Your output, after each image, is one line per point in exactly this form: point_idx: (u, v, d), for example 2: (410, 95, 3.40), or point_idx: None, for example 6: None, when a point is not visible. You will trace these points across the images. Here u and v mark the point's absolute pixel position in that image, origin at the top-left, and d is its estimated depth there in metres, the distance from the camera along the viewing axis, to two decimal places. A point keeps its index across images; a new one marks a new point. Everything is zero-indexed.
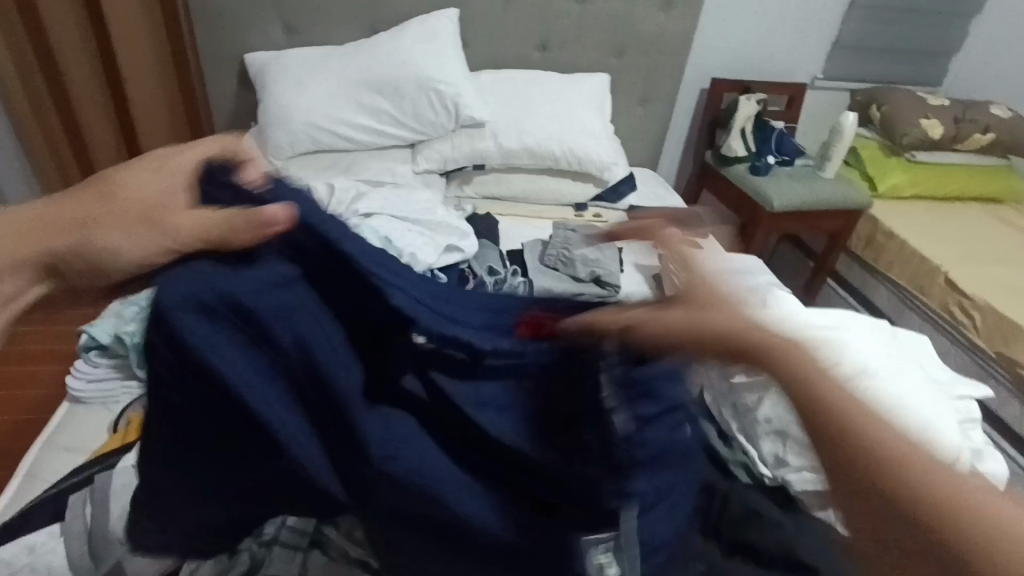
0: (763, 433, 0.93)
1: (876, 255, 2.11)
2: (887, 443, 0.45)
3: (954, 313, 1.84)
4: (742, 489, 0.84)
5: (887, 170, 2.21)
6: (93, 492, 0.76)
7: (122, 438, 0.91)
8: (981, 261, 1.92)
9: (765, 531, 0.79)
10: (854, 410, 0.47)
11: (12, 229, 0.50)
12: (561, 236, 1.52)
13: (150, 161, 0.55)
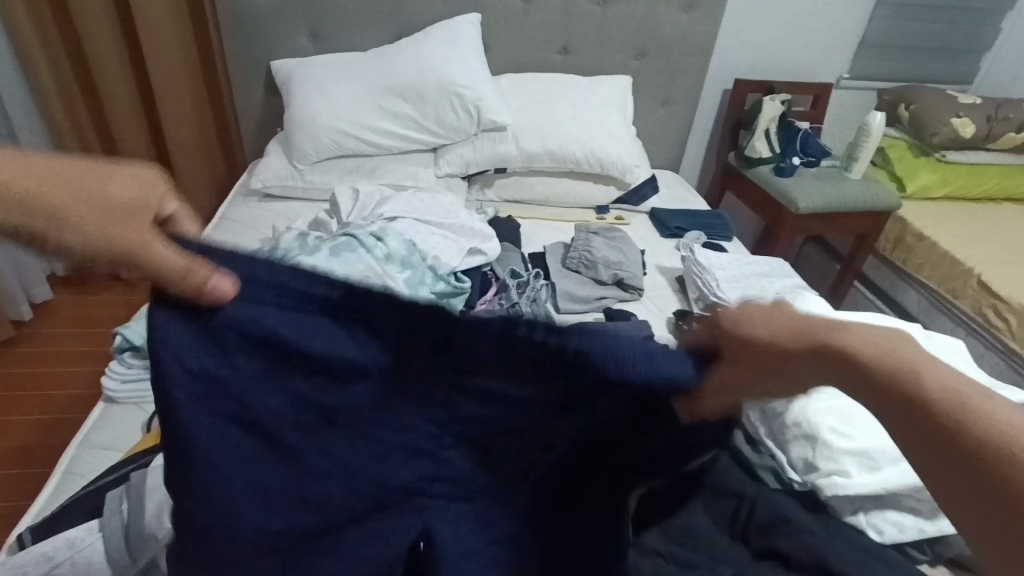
0: (792, 437, 0.89)
1: (905, 257, 2.07)
2: (997, 415, 0.43)
3: (988, 316, 1.79)
4: (771, 495, 0.85)
5: (917, 171, 2.16)
6: (128, 491, 0.78)
7: (156, 436, 0.94)
8: (1017, 262, 1.87)
9: (794, 536, 0.80)
10: (958, 389, 0.45)
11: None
12: (584, 239, 1.52)
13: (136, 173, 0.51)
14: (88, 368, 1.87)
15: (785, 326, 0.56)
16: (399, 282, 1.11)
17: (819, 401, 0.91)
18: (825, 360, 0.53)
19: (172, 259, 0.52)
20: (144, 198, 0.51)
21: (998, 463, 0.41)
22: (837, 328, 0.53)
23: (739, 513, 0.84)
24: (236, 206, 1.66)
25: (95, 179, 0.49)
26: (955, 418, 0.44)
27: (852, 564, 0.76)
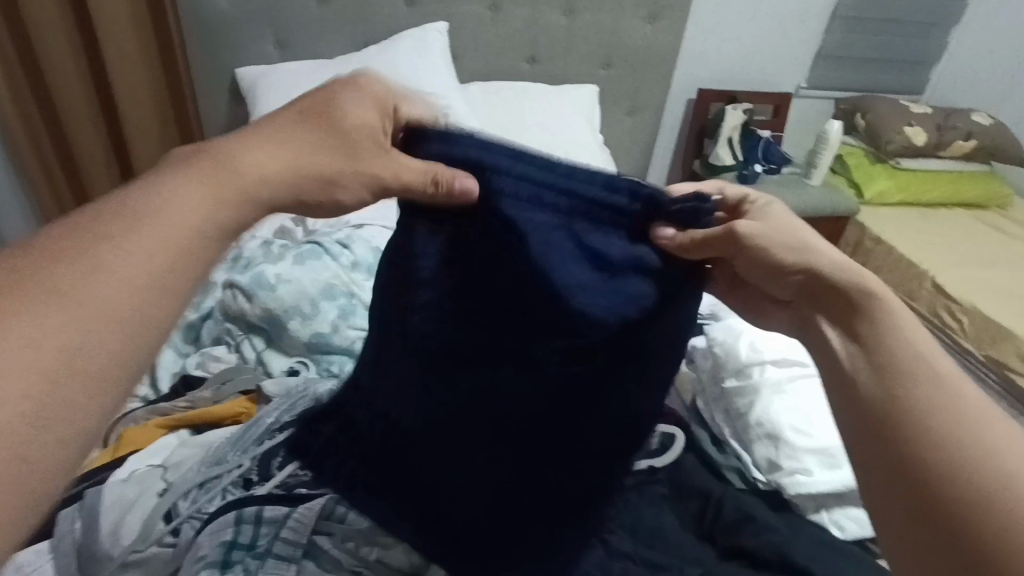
0: (755, 437, 0.89)
1: (864, 261, 2.14)
2: (971, 405, 0.48)
3: (942, 317, 1.86)
4: (736, 494, 0.87)
5: (873, 177, 2.25)
6: (83, 509, 0.80)
7: (115, 451, 0.93)
8: (968, 265, 1.95)
9: (760, 534, 0.81)
10: (973, 397, 0.49)
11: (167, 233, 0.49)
12: None
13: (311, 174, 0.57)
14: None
15: (801, 249, 0.61)
16: (367, 290, 1.13)
17: (779, 402, 0.90)
18: (810, 291, 0.59)
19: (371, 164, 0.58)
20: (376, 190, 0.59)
21: (915, 430, 0.47)
22: (861, 275, 0.58)
23: (706, 512, 0.87)
24: None
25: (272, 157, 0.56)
26: (906, 414, 0.48)
27: (815, 559, 0.78)
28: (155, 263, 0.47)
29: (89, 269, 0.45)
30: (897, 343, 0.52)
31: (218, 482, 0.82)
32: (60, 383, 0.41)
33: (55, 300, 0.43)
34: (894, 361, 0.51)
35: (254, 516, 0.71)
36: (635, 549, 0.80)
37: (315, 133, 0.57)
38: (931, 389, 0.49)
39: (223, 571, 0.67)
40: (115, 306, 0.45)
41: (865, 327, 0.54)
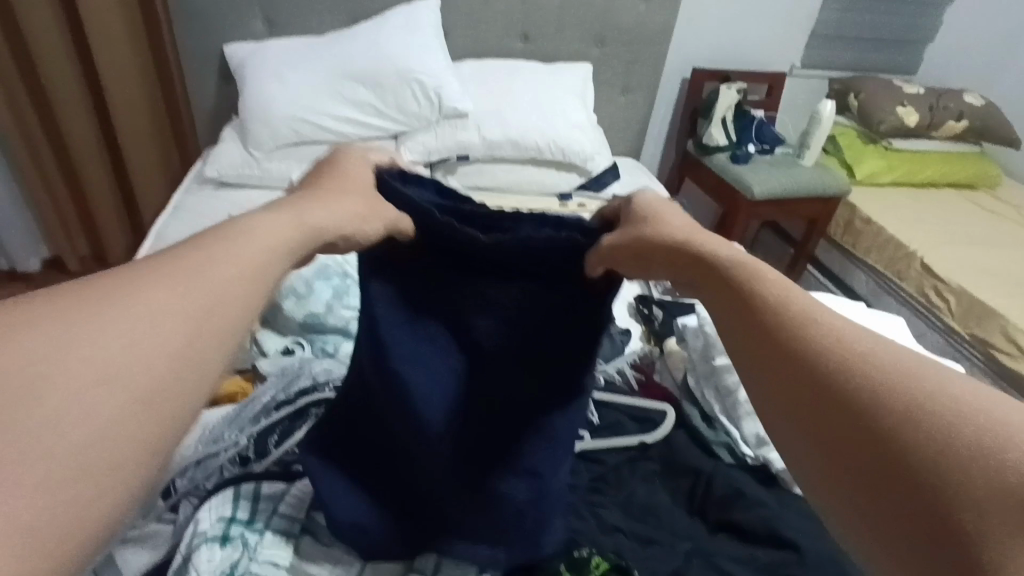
0: (745, 414, 0.91)
1: (854, 241, 2.16)
2: (906, 363, 0.40)
3: (930, 296, 1.88)
4: (726, 470, 0.89)
5: (864, 158, 2.25)
6: None
7: None
8: (956, 245, 1.97)
9: (751, 511, 0.83)
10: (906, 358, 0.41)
11: (254, 254, 0.46)
12: None
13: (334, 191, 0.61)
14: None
15: (663, 222, 0.61)
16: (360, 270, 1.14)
17: None
18: (681, 256, 0.57)
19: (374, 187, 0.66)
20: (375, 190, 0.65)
21: (860, 402, 0.38)
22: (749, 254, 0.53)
23: (696, 489, 0.89)
24: (188, 196, 1.63)
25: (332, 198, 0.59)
26: (844, 384, 0.40)
27: (803, 533, 0.80)
28: (249, 292, 0.44)
29: (187, 282, 0.41)
30: (809, 310, 0.45)
31: (215, 459, 0.83)
32: (162, 405, 0.37)
33: (151, 305, 0.39)
34: (807, 328, 0.44)
35: (252, 493, 0.72)
36: (627, 526, 0.83)
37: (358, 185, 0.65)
38: (794, 316, 0.45)
39: (223, 545, 0.66)
40: (207, 326, 0.41)
41: (722, 283, 0.51)
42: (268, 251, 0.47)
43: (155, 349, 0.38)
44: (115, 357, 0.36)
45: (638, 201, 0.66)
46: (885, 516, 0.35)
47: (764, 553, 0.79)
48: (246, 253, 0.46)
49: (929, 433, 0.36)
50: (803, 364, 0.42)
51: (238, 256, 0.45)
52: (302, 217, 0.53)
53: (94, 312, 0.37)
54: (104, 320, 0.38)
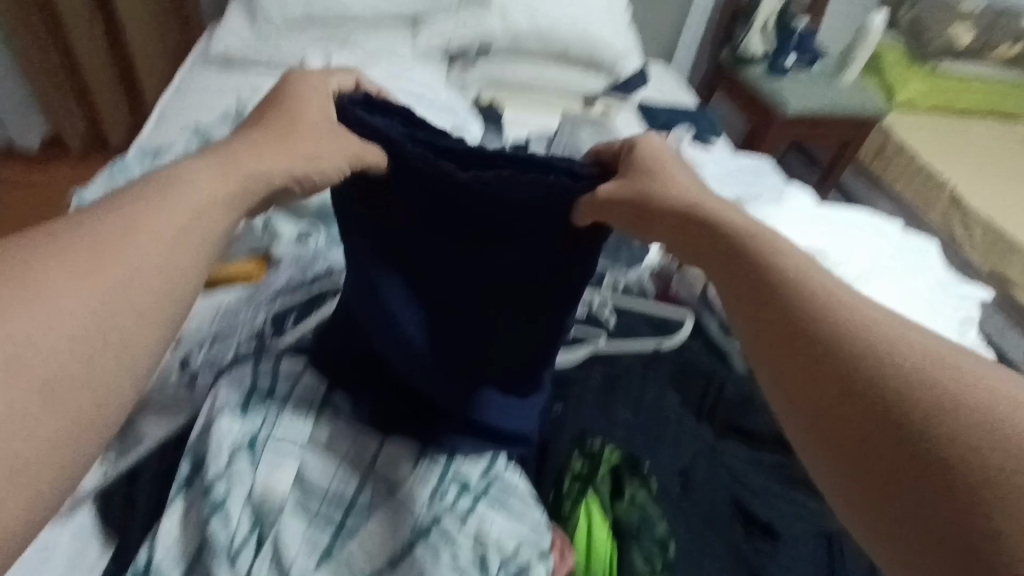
0: None
1: (883, 168, 2.08)
2: (908, 347, 0.44)
3: (953, 229, 1.84)
4: (739, 379, 0.91)
5: (907, 80, 2.12)
6: None
7: None
8: (989, 177, 1.90)
9: (759, 415, 0.86)
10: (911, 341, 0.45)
11: (197, 206, 0.52)
12: (569, 129, 1.50)
13: (281, 133, 0.61)
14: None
15: (676, 188, 0.62)
16: None
17: None
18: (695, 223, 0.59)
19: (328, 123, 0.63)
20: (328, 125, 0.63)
21: (863, 388, 0.43)
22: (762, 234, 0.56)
23: (708, 395, 0.91)
24: (193, 74, 1.54)
25: (279, 140, 0.61)
26: (848, 370, 0.44)
27: None
28: (174, 260, 0.49)
29: (112, 254, 0.46)
30: (815, 297, 0.49)
31: (233, 337, 0.83)
32: (106, 329, 0.44)
33: (77, 276, 0.44)
34: (812, 316, 0.48)
35: (272, 367, 0.72)
36: (636, 423, 0.85)
37: (305, 114, 0.63)
38: (808, 300, 0.49)
39: (245, 413, 0.67)
40: (163, 271, 0.48)
41: (740, 260, 0.54)
42: (213, 201, 0.53)
43: (73, 321, 0.43)
44: (58, 310, 0.43)
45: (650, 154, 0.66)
46: (882, 494, 0.40)
47: (768, 455, 0.83)
48: (192, 206, 0.52)
49: (923, 393, 0.41)
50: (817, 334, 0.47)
51: (181, 207, 0.51)
52: (244, 165, 0.57)
53: (22, 287, 0.42)
54: (53, 266, 0.44)
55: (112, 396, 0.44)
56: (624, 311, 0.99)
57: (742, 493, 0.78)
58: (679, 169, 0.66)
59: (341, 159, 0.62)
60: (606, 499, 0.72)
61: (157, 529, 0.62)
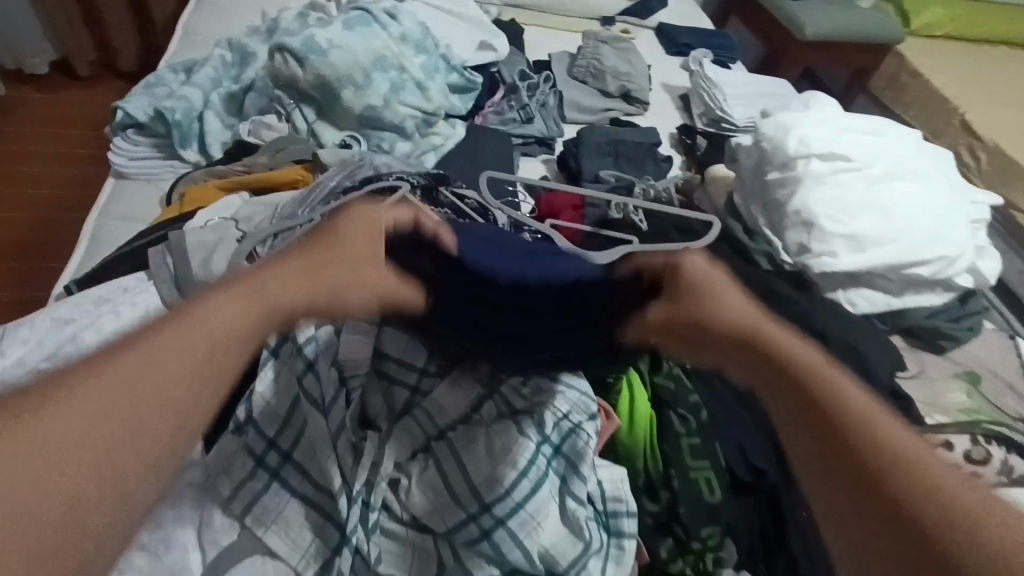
0: (791, 224, 0.94)
1: (895, 96, 2.09)
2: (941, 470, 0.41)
3: (962, 155, 1.86)
4: (764, 275, 0.95)
5: (925, 6, 2.11)
6: (171, 247, 0.86)
7: (180, 208, 0.99)
8: (999, 104, 1.92)
9: (786, 307, 0.90)
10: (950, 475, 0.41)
11: (204, 347, 0.44)
12: (592, 46, 1.53)
13: (308, 260, 0.51)
14: (74, 173, 1.88)
15: (739, 313, 0.50)
16: (415, 66, 1.13)
17: (823, 191, 0.92)
18: (755, 357, 0.48)
19: (359, 246, 0.54)
20: (368, 244, 0.54)
21: (907, 504, 0.39)
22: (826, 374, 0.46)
23: None
24: None
25: (331, 248, 0.52)
26: (892, 483, 0.40)
27: (831, 327, 0.88)
28: (180, 395, 0.42)
29: (120, 381, 0.41)
30: (857, 403, 0.44)
31: (292, 232, 0.88)
32: (91, 487, 0.37)
33: (85, 412, 0.39)
34: (852, 414, 0.43)
35: None
36: None
37: (342, 258, 0.52)
38: (853, 407, 0.44)
39: None
40: (152, 418, 0.40)
41: (794, 390, 0.46)
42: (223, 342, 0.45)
43: (57, 448, 0.37)
44: (44, 446, 0.37)
45: (704, 266, 0.53)
46: None
47: None
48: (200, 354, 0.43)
49: (953, 512, 0.38)
50: (876, 490, 0.40)
51: (191, 351, 0.43)
52: (266, 291, 0.48)
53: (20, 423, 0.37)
54: (51, 408, 0.38)
55: (101, 537, 0.38)
56: (655, 216, 1.04)
57: None
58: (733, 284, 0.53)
59: (370, 296, 0.54)
60: (645, 374, 0.79)
61: (252, 390, 0.70)
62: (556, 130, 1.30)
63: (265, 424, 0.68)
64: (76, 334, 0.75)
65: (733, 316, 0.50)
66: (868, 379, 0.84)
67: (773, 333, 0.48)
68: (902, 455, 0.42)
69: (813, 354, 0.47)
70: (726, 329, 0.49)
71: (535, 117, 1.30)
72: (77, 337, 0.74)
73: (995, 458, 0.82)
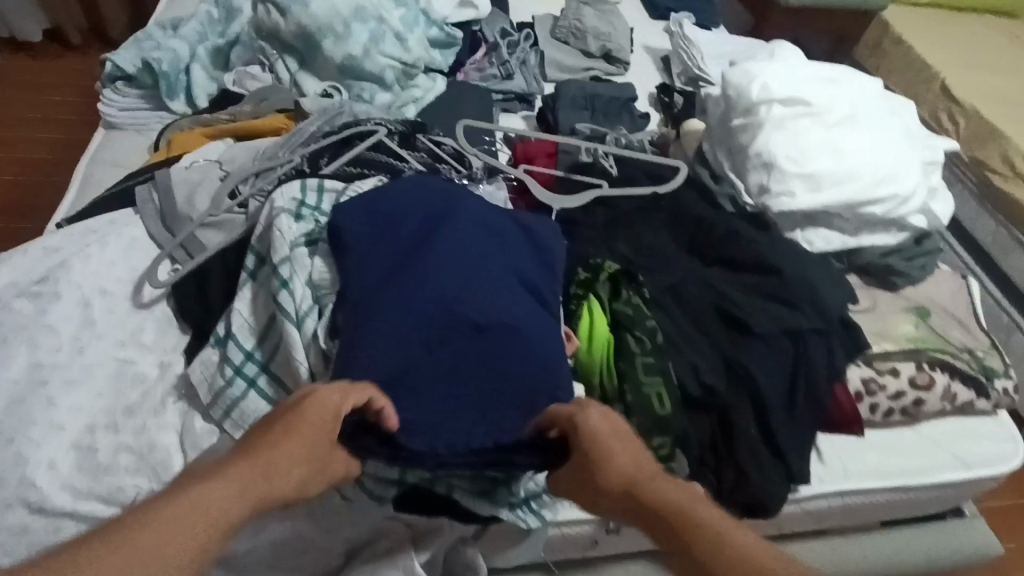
0: (753, 166, 0.98)
1: (878, 63, 2.11)
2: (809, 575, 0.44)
3: (941, 120, 1.88)
4: (726, 217, 0.99)
5: None
6: (156, 184, 0.89)
7: (167, 153, 1.02)
8: (979, 70, 1.93)
9: (745, 246, 0.94)
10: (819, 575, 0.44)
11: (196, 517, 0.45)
12: (574, 7, 1.55)
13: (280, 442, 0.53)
14: (67, 137, 1.92)
15: (623, 463, 0.54)
16: (394, 17, 1.15)
17: (782, 134, 0.97)
18: (636, 513, 0.52)
19: (316, 417, 0.56)
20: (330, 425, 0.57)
21: None
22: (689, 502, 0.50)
23: (699, 232, 0.99)
24: None
25: (290, 420, 0.55)
26: None
27: (788, 263, 0.92)
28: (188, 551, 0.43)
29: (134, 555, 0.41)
30: (720, 531, 0.47)
31: (273, 173, 0.92)
32: None
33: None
34: (718, 544, 0.47)
35: (317, 187, 0.82)
36: (632, 255, 0.95)
37: (308, 448, 0.54)
38: (720, 536, 0.47)
39: (297, 218, 0.78)
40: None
41: (664, 521, 0.50)
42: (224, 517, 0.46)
43: None
44: None
45: (594, 422, 0.58)
46: None
47: (749, 277, 0.92)
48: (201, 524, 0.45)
49: None
50: None
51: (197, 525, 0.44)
52: (240, 477, 0.49)
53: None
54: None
55: None
56: (624, 161, 1.09)
57: (724, 302, 0.87)
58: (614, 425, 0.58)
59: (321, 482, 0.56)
60: (605, 302, 0.84)
61: (232, 308, 0.75)
62: (536, 87, 1.33)
63: (243, 336, 0.73)
64: (64, 261, 0.80)
65: (624, 471, 0.54)
66: (819, 310, 0.87)
67: (651, 481, 0.53)
68: (765, 565, 0.45)
69: (684, 492, 0.51)
70: (618, 498, 0.53)
71: (515, 73, 1.33)
72: (65, 263, 0.79)
73: (939, 384, 0.90)
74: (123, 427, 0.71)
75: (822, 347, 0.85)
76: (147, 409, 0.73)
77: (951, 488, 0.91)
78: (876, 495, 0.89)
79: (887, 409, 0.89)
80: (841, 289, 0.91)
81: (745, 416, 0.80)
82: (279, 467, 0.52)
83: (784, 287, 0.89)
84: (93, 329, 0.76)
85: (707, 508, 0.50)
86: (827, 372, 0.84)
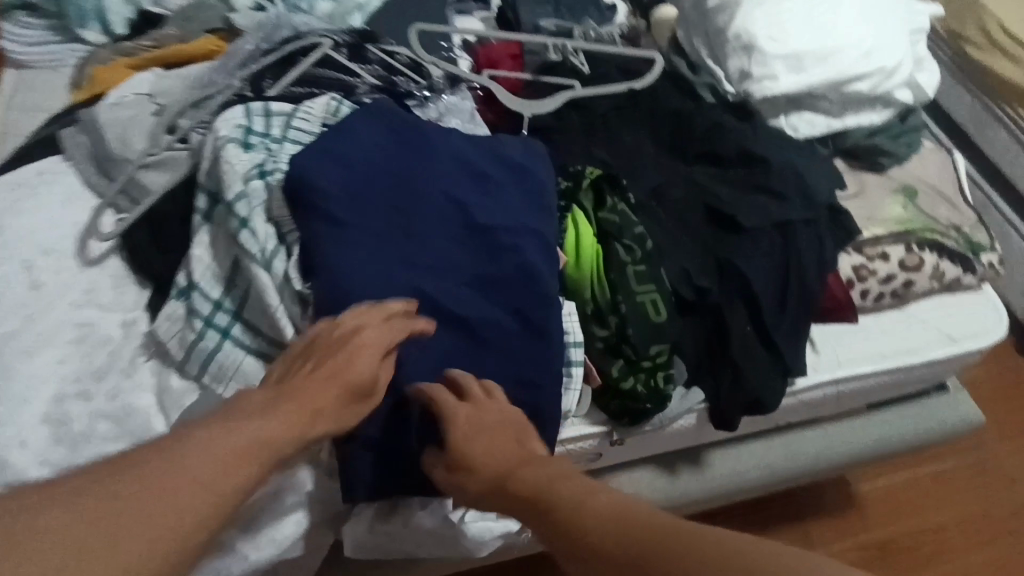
0: (732, 50, 0.93)
1: None
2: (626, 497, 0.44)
3: None
4: (708, 110, 0.93)
5: None
6: (83, 125, 0.80)
7: (89, 91, 0.91)
8: None
9: (728, 138, 0.89)
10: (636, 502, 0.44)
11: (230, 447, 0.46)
12: None
13: (334, 365, 0.55)
14: None
15: (481, 439, 0.57)
16: None
17: (761, 12, 0.92)
18: (487, 491, 0.54)
19: (374, 339, 0.58)
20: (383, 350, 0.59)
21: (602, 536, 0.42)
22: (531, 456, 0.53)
23: (680, 127, 0.93)
24: None
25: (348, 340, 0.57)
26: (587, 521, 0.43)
27: (773, 151, 0.88)
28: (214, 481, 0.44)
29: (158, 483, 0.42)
30: (548, 477, 0.49)
31: (211, 102, 0.82)
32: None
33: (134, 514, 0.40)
34: (548, 487, 0.48)
35: (263, 111, 0.74)
36: (613, 160, 0.89)
37: (364, 381, 0.56)
38: (553, 476, 0.49)
39: (245, 148, 0.71)
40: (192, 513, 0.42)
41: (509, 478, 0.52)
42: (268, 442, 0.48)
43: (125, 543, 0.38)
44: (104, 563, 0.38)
45: (457, 404, 0.59)
46: None
47: (737, 170, 0.88)
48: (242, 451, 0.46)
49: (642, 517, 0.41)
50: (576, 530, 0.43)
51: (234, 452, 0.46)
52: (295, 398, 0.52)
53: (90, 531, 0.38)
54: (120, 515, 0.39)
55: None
56: (597, 56, 1.02)
57: (710, 198, 0.84)
58: (488, 405, 0.60)
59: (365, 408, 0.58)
60: (590, 212, 0.79)
61: (190, 255, 0.69)
62: None
63: (208, 286, 0.67)
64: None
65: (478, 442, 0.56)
66: (805, 198, 0.85)
67: (516, 470, 0.52)
68: (586, 493, 0.46)
69: (544, 470, 0.50)
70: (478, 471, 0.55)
71: None
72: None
73: (927, 264, 0.90)
74: (96, 392, 0.66)
75: (811, 236, 0.84)
76: (118, 370, 0.68)
77: (938, 364, 0.93)
78: (872, 377, 0.90)
79: (877, 293, 0.89)
80: (826, 174, 0.89)
81: (739, 315, 0.78)
82: (314, 413, 0.52)
83: (769, 175, 0.86)
84: (43, 293, 0.70)
85: (570, 479, 0.48)
86: (818, 262, 0.83)
